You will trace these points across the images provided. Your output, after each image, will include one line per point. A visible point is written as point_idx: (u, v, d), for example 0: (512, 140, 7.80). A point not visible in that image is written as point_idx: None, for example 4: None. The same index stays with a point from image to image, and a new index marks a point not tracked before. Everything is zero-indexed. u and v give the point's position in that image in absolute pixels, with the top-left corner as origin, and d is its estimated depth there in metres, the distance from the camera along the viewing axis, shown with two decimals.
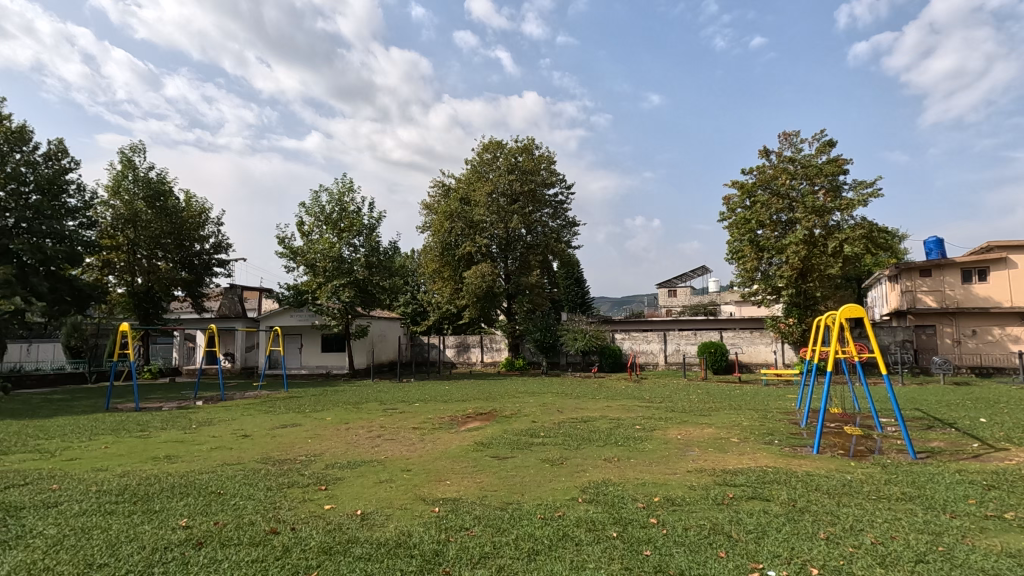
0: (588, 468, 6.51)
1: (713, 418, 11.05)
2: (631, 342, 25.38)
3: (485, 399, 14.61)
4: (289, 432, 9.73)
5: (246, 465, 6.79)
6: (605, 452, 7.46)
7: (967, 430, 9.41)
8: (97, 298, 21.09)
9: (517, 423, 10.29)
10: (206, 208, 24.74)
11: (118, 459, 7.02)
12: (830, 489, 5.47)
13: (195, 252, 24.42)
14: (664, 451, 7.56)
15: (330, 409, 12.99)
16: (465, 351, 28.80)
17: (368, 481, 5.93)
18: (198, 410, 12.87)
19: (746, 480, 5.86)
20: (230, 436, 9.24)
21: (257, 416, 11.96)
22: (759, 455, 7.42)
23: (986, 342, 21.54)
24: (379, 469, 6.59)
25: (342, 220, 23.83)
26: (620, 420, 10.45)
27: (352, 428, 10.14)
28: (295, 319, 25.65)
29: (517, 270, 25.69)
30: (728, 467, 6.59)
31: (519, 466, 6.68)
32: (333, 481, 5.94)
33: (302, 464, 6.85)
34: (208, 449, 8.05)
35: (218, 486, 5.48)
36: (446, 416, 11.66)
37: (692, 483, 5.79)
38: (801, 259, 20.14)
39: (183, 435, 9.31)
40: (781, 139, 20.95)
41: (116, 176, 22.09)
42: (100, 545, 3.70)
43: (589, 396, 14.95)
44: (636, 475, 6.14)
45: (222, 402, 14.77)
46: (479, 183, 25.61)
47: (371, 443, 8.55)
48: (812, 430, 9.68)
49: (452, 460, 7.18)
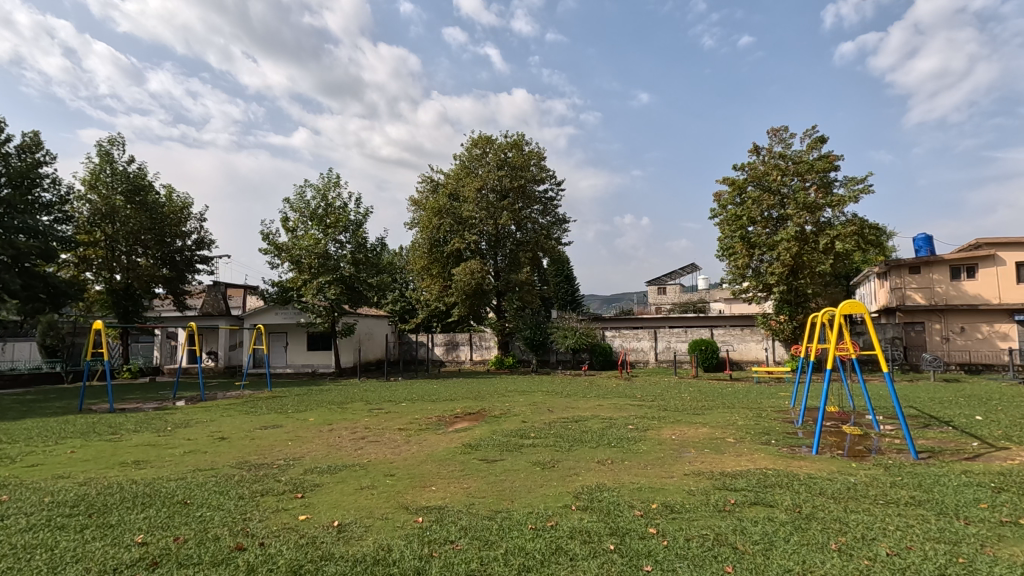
0: (581, 471, 6.22)
1: (707, 417, 10.79)
2: (621, 340, 25.20)
3: (474, 398, 14.31)
4: (268, 434, 9.36)
5: (219, 471, 6.40)
6: (598, 454, 7.18)
7: (965, 429, 9.22)
8: (74, 295, 20.45)
9: (507, 423, 10.00)
10: (188, 203, 24.15)
11: (82, 465, 6.61)
12: (835, 493, 5.21)
13: (177, 248, 23.80)
14: (658, 452, 7.30)
15: (315, 409, 12.61)
16: (453, 349, 28.44)
17: (348, 488, 5.59)
18: (176, 411, 12.42)
19: (747, 483, 5.58)
20: (205, 438, 8.85)
21: (237, 416, 11.56)
22: (758, 457, 7.14)
23: (975, 339, 21.78)
24: (361, 474, 6.26)
25: (327, 216, 23.34)
26: (612, 420, 10.21)
27: (334, 429, 9.80)
28: (280, 317, 25.15)
29: (507, 267, 25.35)
30: (728, 470, 6.31)
31: (508, 470, 6.38)
32: (310, 488, 5.57)
33: (278, 469, 6.48)
34: (180, 453, 7.64)
35: (185, 495, 5.11)
36: (434, 416, 11.33)
37: (690, 488, 5.49)
38: (792, 256, 20.02)
39: (156, 438, 8.89)
40: (770, 134, 20.81)
41: (94, 170, 21.46)
42: (41, 568, 3.33)
43: (579, 394, 14.67)
44: (631, 480, 5.86)
45: (202, 402, 14.31)
46: (467, 179, 25.18)
47: (354, 446, 8.21)
48: (808, 430, 9.47)
49: (438, 463, 6.86)
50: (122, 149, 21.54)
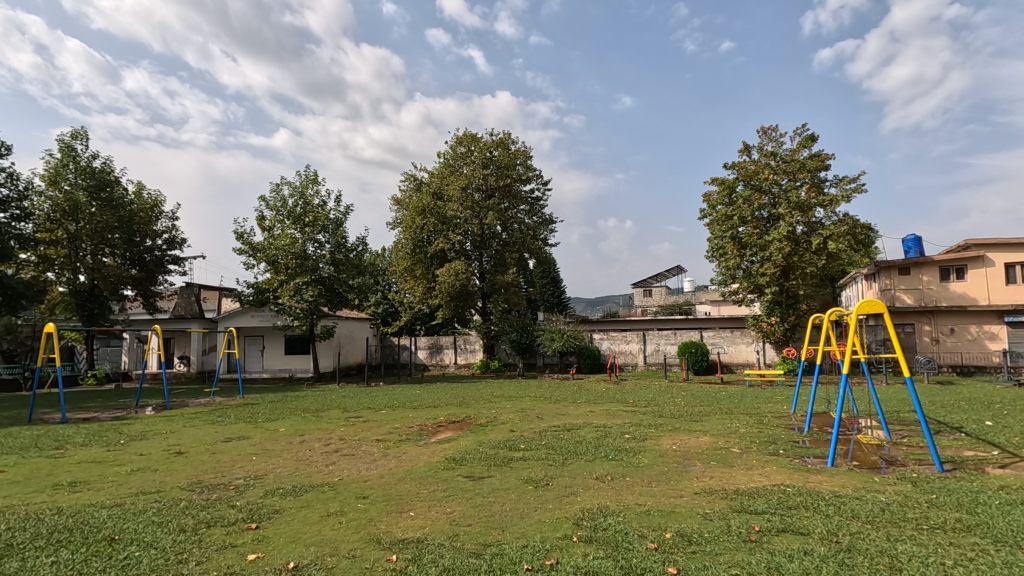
0: (579, 492, 5.51)
1: (707, 424, 10.19)
2: (609, 343, 24.65)
3: (459, 405, 13.54)
4: (232, 448, 8.52)
5: (166, 495, 5.58)
6: (598, 469, 6.50)
7: (980, 436, 8.71)
8: (31, 297, 19.23)
9: (495, 433, 9.23)
10: (159, 201, 23.08)
11: (6, 488, 5.74)
12: (871, 517, 4.57)
13: (147, 248, 22.67)
14: (661, 466, 6.66)
15: (287, 418, 11.74)
16: (438, 353, 27.91)
17: (312, 516, 4.81)
18: (135, 422, 11.48)
19: (767, 505, 4.93)
20: (160, 454, 8.00)
21: (202, 427, 10.69)
22: (770, 470, 6.51)
23: (964, 341, 21.44)
24: (330, 497, 5.47)
25: (305, 214, 22.40)
26: (607, 428, 9.54)
27: (307, 441, 9.00)
28: (256, 320, 24.16)
29: (492, 268, 24.62)
30: (741, 487, 5.64)
31: (497, 489, 5.68)
32: (267, 516, 4.79)
33: (235, 492, 5.67)
34: (125, 472, 6.76)
35: (116, 530, 4.33)
36: (415, 425, 10.56)
37: (705, 511, 4.82)
38: (784, 257, 19.61)
39: (104, 454, 8.00)
40: (761, 133, 20.39)
41: (55, 165, 20.28)
42: None
43: (569, 400, 13.99)
44: (636, 501, 5.19)
45: (167, 411, 13.33)
46: (452, 177, 24.36)
47: (327, 460, 7.43)
48: (815, 437, 8.88)
49: (419, 482, 6.11)
50: (87, 143, 20.41)
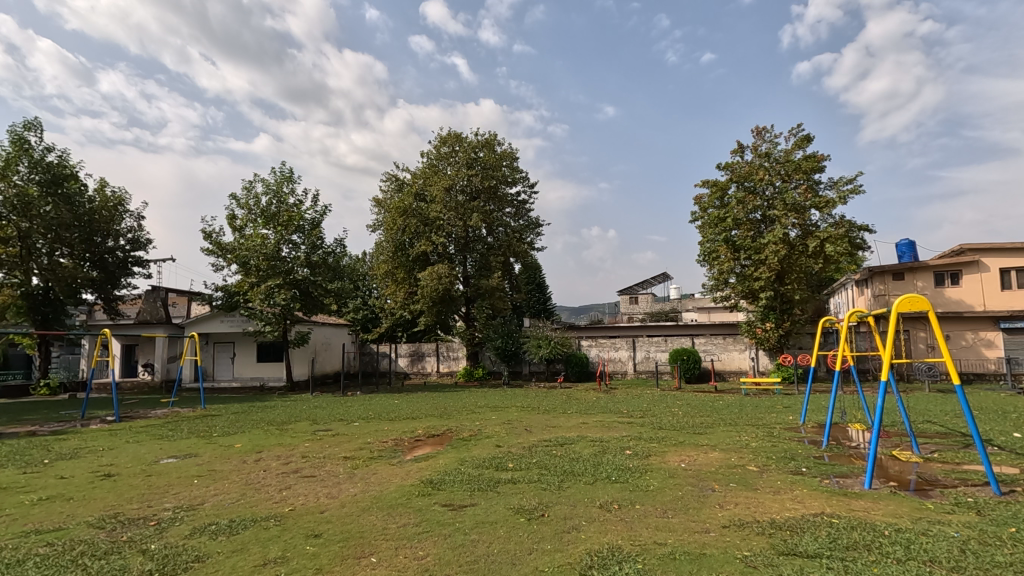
0: (582, 526, 4.49)
1: (712, 436, 9.29)
2: (597, 350, 23.82)
3: (440, 416, 12.42)
4: (174, 468, 7.32)
5: (66, 535, 4.44)
6: (603, 495, 5.47)
7: (1016, 450, 7.88)
8: None
9: (479, 449, 8.18)
10: (122, 198, 21.79)
11: None
12: (954, 562, 3.62)
13: (108, 249, 21.51)
14: (676, 490, 5.66)
15: (247, 432, 10.57)
16: (419, 361, 26.77)
17: (245, 565, 3.73)
18: (72, 437, 10.15)
19: (818, 545, 3.95)
20: (84, 477, 6.79)
21: (147, 443, 9.44)
22: (801, 494, 5.55)
23: (960, 348, 20.83)
24: (272, 536, 4.38)
25: (278, 214, 21.18)
26: (605, 443, 8.54)
27: (263, 460, 7.87)
28: (225, 325, 22.77)
29: (476, 272, 23.56)
30: (777, 519, 4.65)
31: (482, 522, 4.63)
32: (182, 567, 3.68)
33: (154, 531, 4.53)
34: (30, 502, 5.57)
35: None
36: (390, 440, 9.48)
37: (744, 555, 3.83)
38: (779, 260, 18.88)
39: (16, 478, 6.74)
40: (755, 133, 19.74)
41: (5, 158, 18.70)
42: None
43: (558, 411, 12.96)
44: (655, 539, 4.19)
45: (111, 425, 11.95)
46: (435, 177, 23.30)
47: (282, 485, 6.30)
48: (835, 452, 7.99)
49: (387, 513, 5.02)
50: (40, 135, 18.93)
